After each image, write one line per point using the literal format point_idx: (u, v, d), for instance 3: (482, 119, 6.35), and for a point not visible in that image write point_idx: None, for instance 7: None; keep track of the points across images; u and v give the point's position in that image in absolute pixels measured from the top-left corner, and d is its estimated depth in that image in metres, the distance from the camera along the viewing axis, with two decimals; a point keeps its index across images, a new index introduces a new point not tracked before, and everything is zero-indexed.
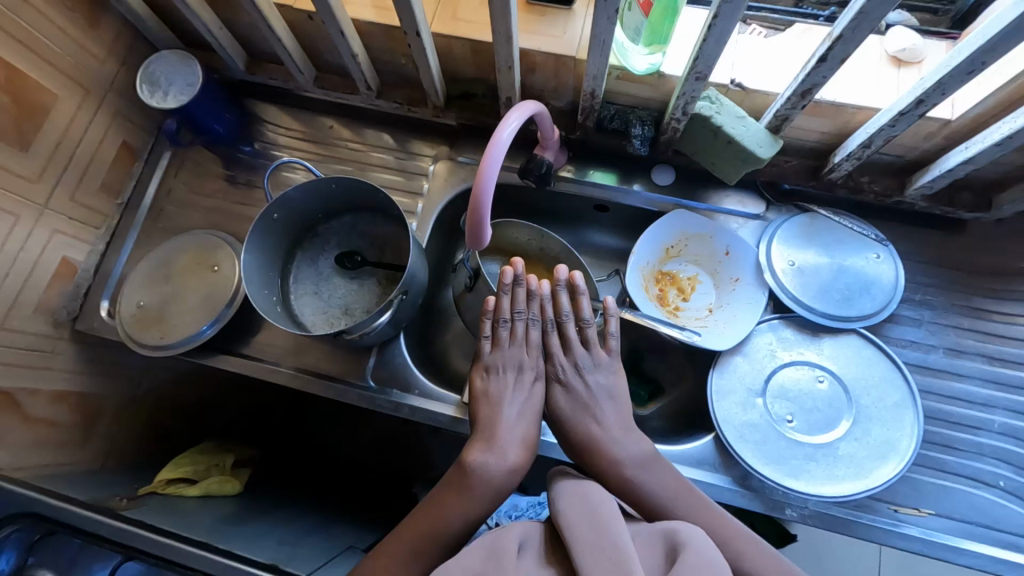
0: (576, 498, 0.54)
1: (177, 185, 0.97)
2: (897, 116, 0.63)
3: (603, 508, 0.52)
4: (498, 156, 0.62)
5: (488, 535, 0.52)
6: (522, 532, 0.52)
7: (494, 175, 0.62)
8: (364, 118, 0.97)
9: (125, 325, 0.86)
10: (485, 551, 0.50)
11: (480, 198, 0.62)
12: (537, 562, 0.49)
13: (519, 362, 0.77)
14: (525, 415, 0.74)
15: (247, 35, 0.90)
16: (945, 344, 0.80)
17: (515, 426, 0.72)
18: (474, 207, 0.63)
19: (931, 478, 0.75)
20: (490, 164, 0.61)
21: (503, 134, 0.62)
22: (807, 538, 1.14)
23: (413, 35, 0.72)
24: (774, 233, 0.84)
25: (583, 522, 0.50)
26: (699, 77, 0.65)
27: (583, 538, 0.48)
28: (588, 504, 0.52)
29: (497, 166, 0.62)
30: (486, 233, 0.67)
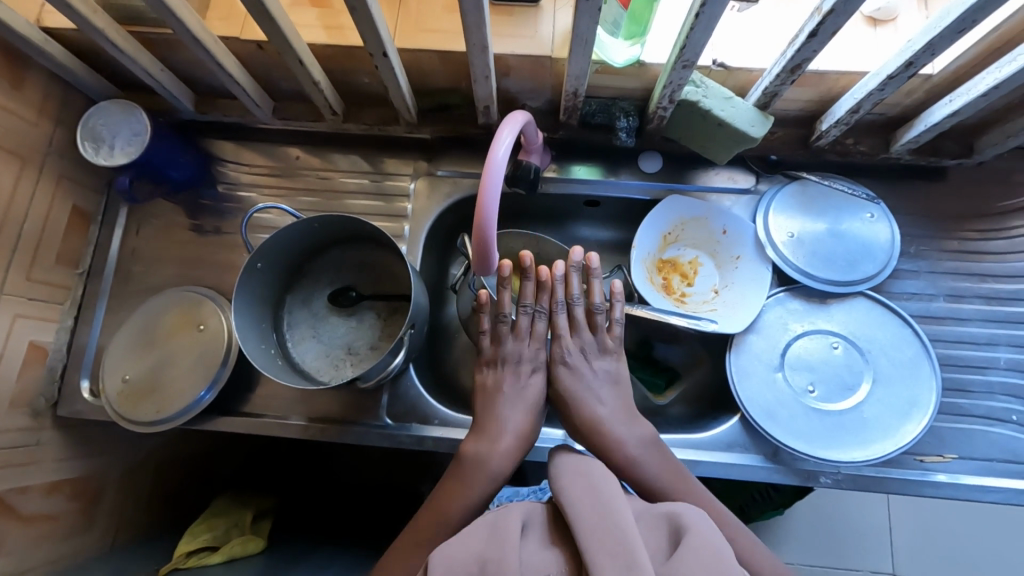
0: (580, 479, 0.50)
1: (141, 242, 0.89)
2: (887, 79, 0.62)
3: (605, 488, 0.49)
4: (498, 179, 0.59)
5: (489, 516, 0.49)
6: (524, 512, 0.49)
7: (495, 197, 0.59)
8: (331, 144, 0.92)
9: (114, 404, 0.79)
10: (486, 532, 0.46)
11: (483, 224, 0.60)
12: (540, 543, 0.47)
13: (520, 354, 0.74)
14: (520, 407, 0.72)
15: (191, 71, 0.83)
16: (944, 292, 0.82)
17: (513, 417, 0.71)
18: (479, 233, 0.61)
19: (949, 423, 0.77)
20: (490, 188, 0.59)
21: (498, 154, 0.59)
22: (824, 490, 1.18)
23: (379, 55, 0.67)
24: (768, 206, 0.84)
25: (588, 504, 0.47)
26: (686, 64, 0.63)
27: (587, 521, 0.45)
28: (591, 485, 0.49)
29: (500, 180, 0.59)
30: (491, 245, 0.62)
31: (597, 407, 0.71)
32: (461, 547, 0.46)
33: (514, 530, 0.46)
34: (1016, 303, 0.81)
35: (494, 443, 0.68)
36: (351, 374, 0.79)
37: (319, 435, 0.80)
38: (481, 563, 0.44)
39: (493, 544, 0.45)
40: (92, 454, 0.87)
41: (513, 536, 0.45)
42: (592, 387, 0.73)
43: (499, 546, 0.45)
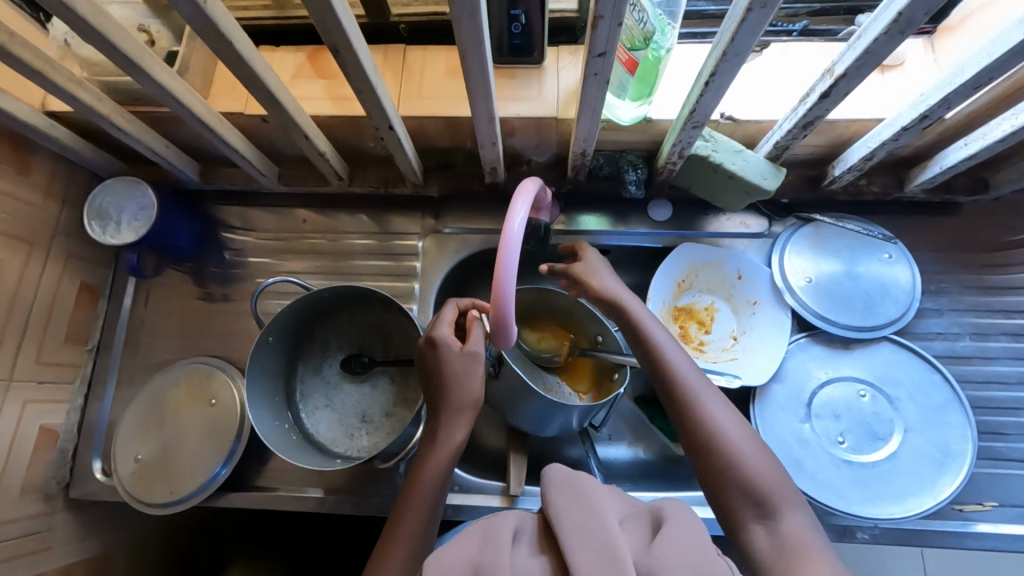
0: (569, 478, 0.47)
1: (150, 313, 0.89)
2: (901, 130, 0.61)
3: (594, 487, 0.46)
4: (515, 250, 0.55)
5: (480, 524, 0.46)
6: (513, 519, 0.46)
7: (511, 277, 0.56)
8: (337, 205, 0.91)
9: (127, 486, 0.78)
10: (478, 542, 0.43)
11: (500, 303, 0.57)
12: (531, 552, 0.44)
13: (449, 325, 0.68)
14: (465, 379, 0.66)
15: (194, 144, 0.83)
16: (969, 330, 0.80)
17: (463, 381, 0.66)
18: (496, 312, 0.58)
19: (985, 468, 0.75)
20: (506, 265, 0.55)
21: (514, 228, 0.55)
22: None
23: (384, 128, 0.66)
24: (783, 248, 0.82)
25: (574, 504, 0.44)
26: (695, 125, 0.62)
27: (575, 521, 0.43)
28: (578, 482, 0.46)
29: (516, 252, 0.55)
30: (509, 311, 0.58)
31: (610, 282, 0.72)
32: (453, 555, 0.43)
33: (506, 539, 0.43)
34: None
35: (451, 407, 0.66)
36: (368, 444, 0.77)
37: (337, 507, 0.79)
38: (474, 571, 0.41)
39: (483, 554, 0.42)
40: (106, 533, 0.85)
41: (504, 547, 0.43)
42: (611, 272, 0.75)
43: (487, 554, 0.43)
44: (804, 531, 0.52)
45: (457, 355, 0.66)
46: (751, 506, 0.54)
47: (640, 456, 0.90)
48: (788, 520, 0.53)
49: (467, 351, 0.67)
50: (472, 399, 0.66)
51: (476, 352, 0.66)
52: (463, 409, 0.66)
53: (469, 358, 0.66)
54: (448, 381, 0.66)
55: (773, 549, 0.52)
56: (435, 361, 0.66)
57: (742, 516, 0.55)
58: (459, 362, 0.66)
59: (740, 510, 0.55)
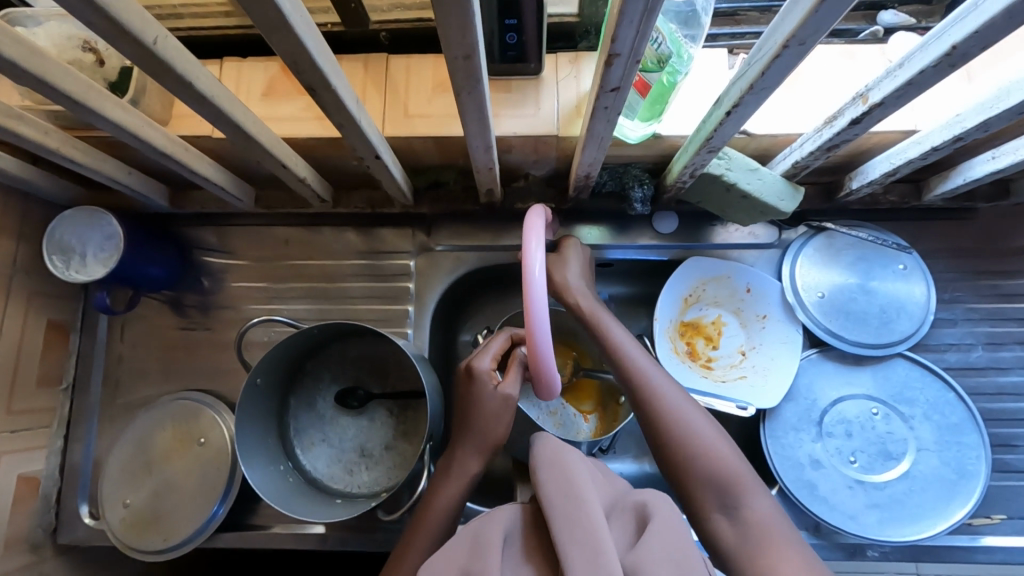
0: (553, 464, 0.49)
1: (127, 347, 0.83)
2: (931, 150, 0.57)
3: (578, 471, 0.48)
4: (541, 298, 0.51)
5: (469, 525, 0.48)
6: (501, 518, 0.48)
7: (544, 321, 0.52)
8: (321, 224, 0.85)
9: (118, 532, 0.74)
10: (467, 544, 0.46)
11: (536, 349, 0.53)
12: (521, 554, 0.46)
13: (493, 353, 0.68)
14: (495, 417, 0.65)
15: (159, 167, 0.76)
16: (983, 340, 0.78)
17: (495, 421, 0.65)
18: (533, 356, 0.54)
19: (995, 481, 0.74)
20: (536, 315, 0.51)
21: (535, 276, 0.51)
22: None
23: (370, 157, 0.60)
24: (795, 258, 0.79)
25: (557, 489, 0.46)
26: (711, 149, 0.57)
27: (558, 512, 0.44)
28: (564, 468, 0.48)
29: (544, 299, 0.51)
30: (551, 364, 0.55)
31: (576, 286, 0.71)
32: (446, 561, 0.45)
33: (496, 541, 0.45)
34: None
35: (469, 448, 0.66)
36: (368, 480, 0.75)
37: (341, 542, 0.76)
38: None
39: (472, 560, 0.44)
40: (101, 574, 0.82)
41: (491, 549, 0.44)
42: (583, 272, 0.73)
43: (478, 559, 0.44)
44: (769, 519, 0.53)
45: (491, 395, 0.65)
46: (717, 499, 0.56)
47: (647, 471, 0.89)
48: (752, 509, 0.54)
49: (502, 392, 0.65)
50: (495, 441, 0.66)
51: (509, 395, 0.65)
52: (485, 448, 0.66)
53: (502, 402, 0.65)
54: (479, 416, 0.66)
55: (736, 538, 0.53)
56: (471, 392, 0.66)
57: (706, 508, 0.56)
58: (492, 402, 0.65)
59: (706, 504, 0.56)
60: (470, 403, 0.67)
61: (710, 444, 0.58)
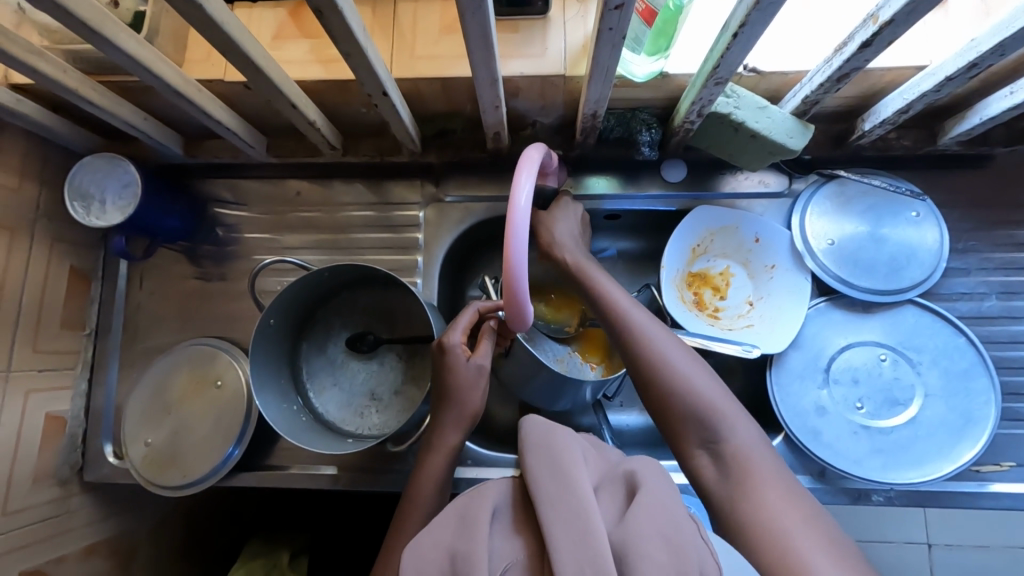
0: (540, 443, 0.48)
1: (146, 295, 0.86)
2: (945, 81, 0.56)
3: (566, 450, 0.48)
4: (522, 250, 0.53)
5: (459, 500, 0.48)
6: (492, 493, 0.48)
7: (522, 255, 0.53)
8: (331, 174, 0.87)
9: (140, 469, 0.77)
10: (455, 522, 0.46)
11: (514, 283, 0.54)
12: (511, 528, 0.46)
13: (461, 329, 0.67)
14: (470, 387, 0.67)
15: (174, 115, 0.77)
16: (996, 289, 0.77)
17: (472, 389, 0.67)
18: (510, 291, 0.56)
19: (1005, 429, 0.74)
20: (515, 246, 0.53)
21: (520, 205, 0.53)
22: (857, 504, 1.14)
23: (378, 94, 0.61)
24: (805, 208, 0.78)
25: (544, 467, 0.46)
26: (719, 81, 0.57)
27: (545, 495, 0.44)
28: (551, 449, 0.47)
29: (524, 249, 0.53)
30: (528, 313, 0.59)
31: (560, 238, 0.73)
32: (433, 539, 0.45)
33: (483, 516, 0.45)
34: None
35: (453, 410, 0.67)
36: (377, 422, 0.76)
37: (352, 483, 0.78)
38: (452, 558, 0.44)
39: (461, 536, 0.44)
40: (125, 512, 0.86)
41: (478, 524, 0.44)
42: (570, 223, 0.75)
43: (466, 537, 0.44)
44: (750, 452, 0.54)
45: (465, 367, 0.67)
46: (697, 436, 0.57)
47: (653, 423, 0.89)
48: (733, 441, 0.55)
49: (475, 364, 0.67)
50: (472, 412, 0.68)
51: (482, 367, 0.67)
52: (462, 419, 0.68)
53: (476, 373, 0.67)
54: (452, 388, 0.67)
55: (719, 471, 0.55)
56: (444, 366, 0.67)
57: (688, 441, 0.57)
58: (466, 375, 0.67)
59: (687, 442, 0.57)
60: (445, 375, 0.67)
61: (691, 382, 0.59)
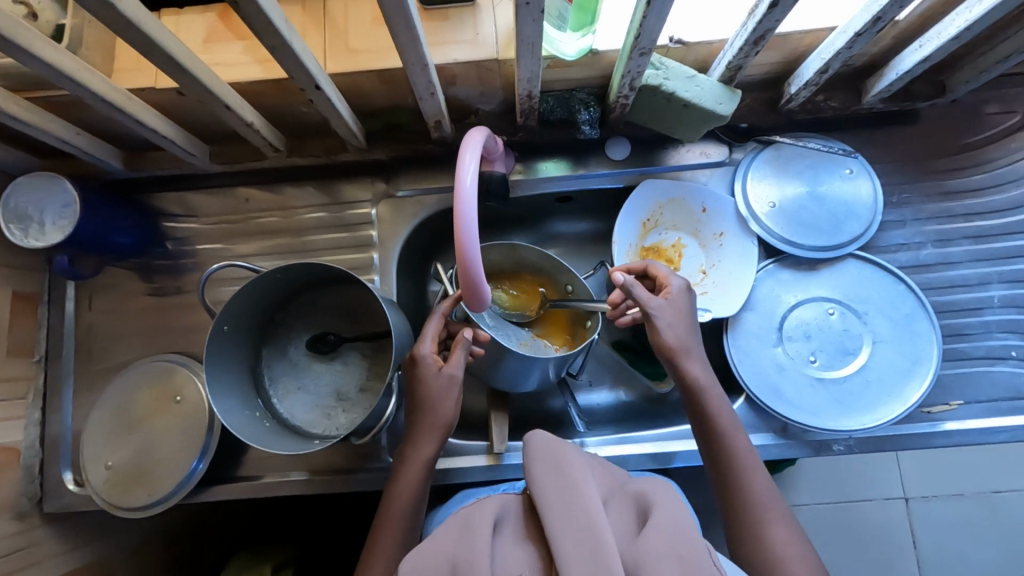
0: (549, 458, 0.50)
1: (97, 315, 0.84)
2: (855, 37, 0.58)
3: (574, 463, 0.50)
4: (473, 235, 0.53)
5: (460, 512, 0.50)
6: (493, 505, 0.50)
7: (473, 234, 0.53)
8: (280, 179, 0.86)
9: (102, 493, 0.75)
10: (457, 531, 0.47)
11: (468, 264, 0.54)
12: (513, 538, 0.48)
13: (430, 335, 0.69)
14: (444, 398, 0.68)
15: (111, 129, 0.76)
16: (931, 237, 0.81)
17: (444, 401, 0.68)
18: (464, 274, 0.55)
19: (951, 369, 0.77)
20: (465, 227, 0.52)
21: (466, 185, 0.52)
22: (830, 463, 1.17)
23: (311, 89, 0.61)
24: (745, 173, 0.80)
25: (553, 481, 0.48)
26: (643, 52, 0.58)
27: (555, 510, 0.46)
28: (559, 461, 0.50)
29: (475, 234, 0.52)
30: (486, 294, 0.58)
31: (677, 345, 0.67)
32: (433, 550, 0.47)
33: (484, 525, 0.47)
34: (1003, 239, 0.80)
35: (428, 417, 0.68)
36: (345, 421, 0.75)
37: (324, 485, 0.78)
38: (452, 565, 0.45)
39: (462, 546, 0.46)
40: (94, 540, 0.83)
41: (481, 535, 0.46)
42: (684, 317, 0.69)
43: (467, 547, 0.46)
44: None
45: (436, 376, 0.67)
46: None
47: (621, 398, 0.91)
48: None
49: (447, 373, 0.68)
50: (444, 421, 0.68)
51: (454, 376, 0.68)
52: (435, 429, 0.68)
53: (448, 382, 0.68)
54: (426, 397, 0.68)
55: None
56: (417, 378, 0.69)
57: None
58: (437, 384, 0.67)
59: None
60: (420, 387, 0.68)
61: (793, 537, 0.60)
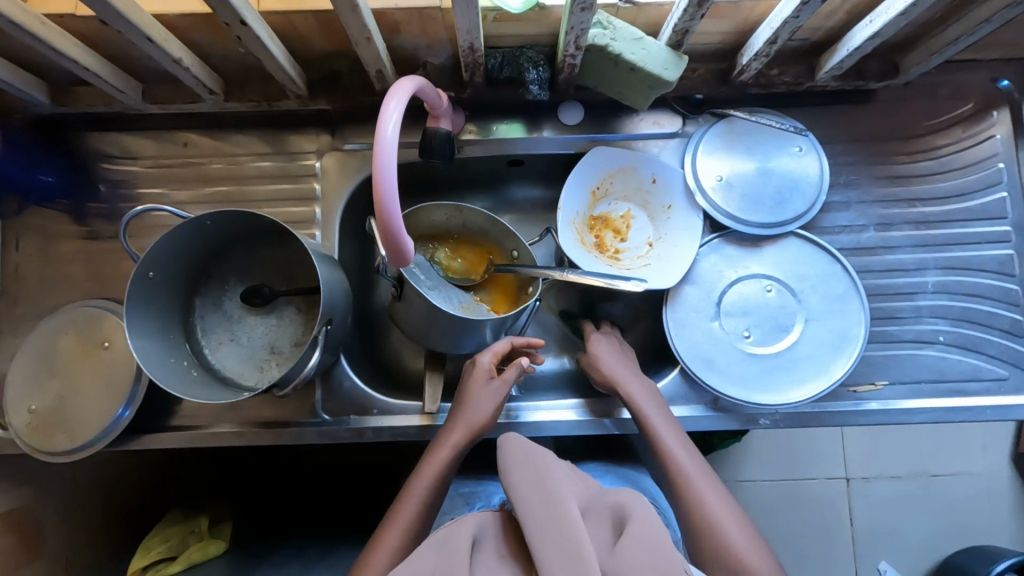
0: (528, 467, 0.50)
1: (24, 257, 0.81)
2: (800, 6, 0.57)
3: (552, 473, 0.50)
4: (392, 188, 0.52)
5: (438, 531, 0.49)
6: (472, 522, 0.50)
7: (392, 185, 0.52)
8: (220, 126, 0.83)
9: (24, 437, 0.74)
10: (435, 553, 0.47)
11: (386, 217, 0.52)
12: (494, 557, 0.48)
13: (492, 350, 0.76)
14: (487, 404, 0.72)
15: (33, 60, 0.72)
16: (874, 221, 0.81)
17: (484, 408, 0.71)
18: (384, 228, 0.53)
19: (879, 351, 0.78)
20: (383, 177, 0.51)
21: (386, 135, 0.51)
22: (775, 441, 1.20)
23: (236, 24, 0.58)
24: (696, 146, 0.79)
25: (533, 494, 0.48)
26: (584, 7, 0.56)
27: (539, 522, 0.46)
28: (537, 471, 0.50)
29: (393, 186, 0.52)
30: (409, 249, 0.57)
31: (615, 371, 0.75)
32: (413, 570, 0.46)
33: (463, 548, 0.47)
34: (943, 226, 0.81)
35: (468, 417, 0.71)
36: (277, 375, 0.75)
37: (256, 438, 0.77)
38: None
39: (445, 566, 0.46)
40: (21, 485, 0.82)
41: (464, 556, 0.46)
42: (620, 355, 0.78)
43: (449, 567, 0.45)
44: None
45: (484, 381, 0.73)
46: None
47: (567, 367, 0.91)
48: None
49: (496, 382, 0.73)
50: (481, 422, 0.71)
51: (501, 385, 0.73)
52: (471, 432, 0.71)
53: (495, 389, 0.73)
54: (468, 398, 0.73)
55: None
56: (468, 383, 0.74)
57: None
58: (484, 387, 0.73)
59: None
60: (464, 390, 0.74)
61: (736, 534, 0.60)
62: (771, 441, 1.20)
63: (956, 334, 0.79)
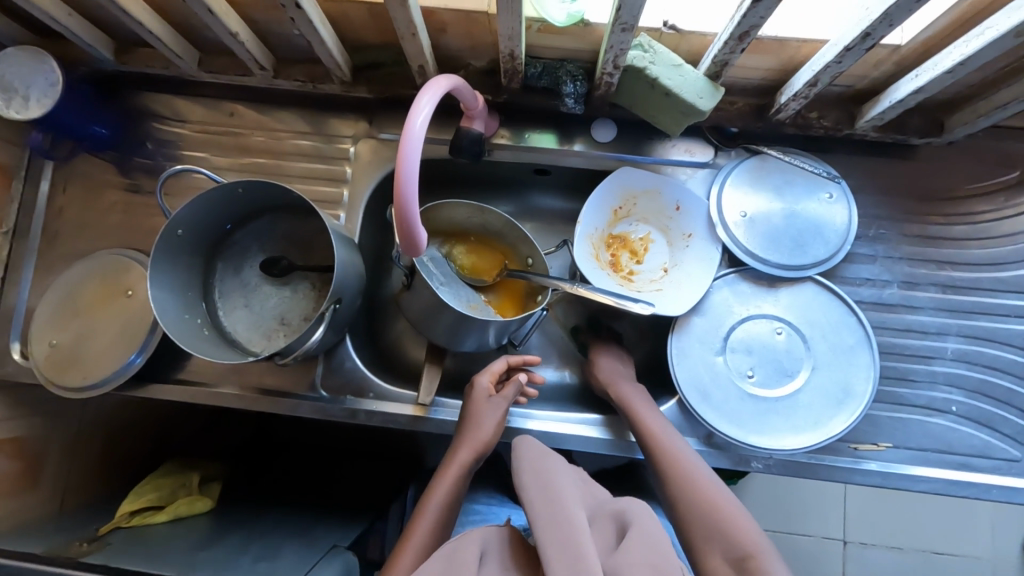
0: (537, 472, 0.51)
1: (68, 201, 0.86)
2: (844, 52, 0.57)
3: (559, 476, 0.50)
4: (413, 176, 0.53)
5: (444, 546, 0.49)
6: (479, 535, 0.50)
7: (413, 174, 0.53)
8: (266, 101, 0.86)
9: (41, 369, 0.78)
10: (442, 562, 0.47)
11: (403, 204, 0.53)
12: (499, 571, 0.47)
13: (490, 370, 0.78)
14: (491, 421, 0.73)
15: (104, 18, 0.76)
16: (899, 278, 0.79)
17: (489, 425, 0.73)
18: (399, 215, 0.54)
19: (887, 412, 0.76)
20: (406, 165, 0.52)
21: (415, 125, 0.53)
22: (775, 491, 1.17)
23: (292, 6, 0.61)
24: (724, 179, 0.79)
25: (539, 494, 0.49)
26: (625, 28, 0.57)
27: (543, 519, 0.46)
28: (544, 475, 0.50)
29: (414, 175, 0.53)
30: (422, 239, 0.58)
31: (616, 382, 0.79)
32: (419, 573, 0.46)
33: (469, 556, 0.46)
34: (972, 293, 0.78)
35: (475, 432, 0.72)
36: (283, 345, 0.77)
37: (254, 403, 0.79)
38: None
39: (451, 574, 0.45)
40: (33, 415, 0.86)
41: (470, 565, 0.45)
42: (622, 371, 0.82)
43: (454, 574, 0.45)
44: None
45: (485, 400, 0.75)
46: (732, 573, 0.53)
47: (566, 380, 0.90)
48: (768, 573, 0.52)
49: (498, 401, 0.75)
50: (487, 439, 0.72)
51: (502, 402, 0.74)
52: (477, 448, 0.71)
53: (496, 406, 0.74)
54: (471, 415, 0.74)
55: None
56: (470, 402, 0.75)
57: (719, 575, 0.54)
58: (486, 405, 0.74)
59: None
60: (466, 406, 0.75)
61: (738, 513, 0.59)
62: (770, 490, 1.17)
63: (970, 406, 0.76)
